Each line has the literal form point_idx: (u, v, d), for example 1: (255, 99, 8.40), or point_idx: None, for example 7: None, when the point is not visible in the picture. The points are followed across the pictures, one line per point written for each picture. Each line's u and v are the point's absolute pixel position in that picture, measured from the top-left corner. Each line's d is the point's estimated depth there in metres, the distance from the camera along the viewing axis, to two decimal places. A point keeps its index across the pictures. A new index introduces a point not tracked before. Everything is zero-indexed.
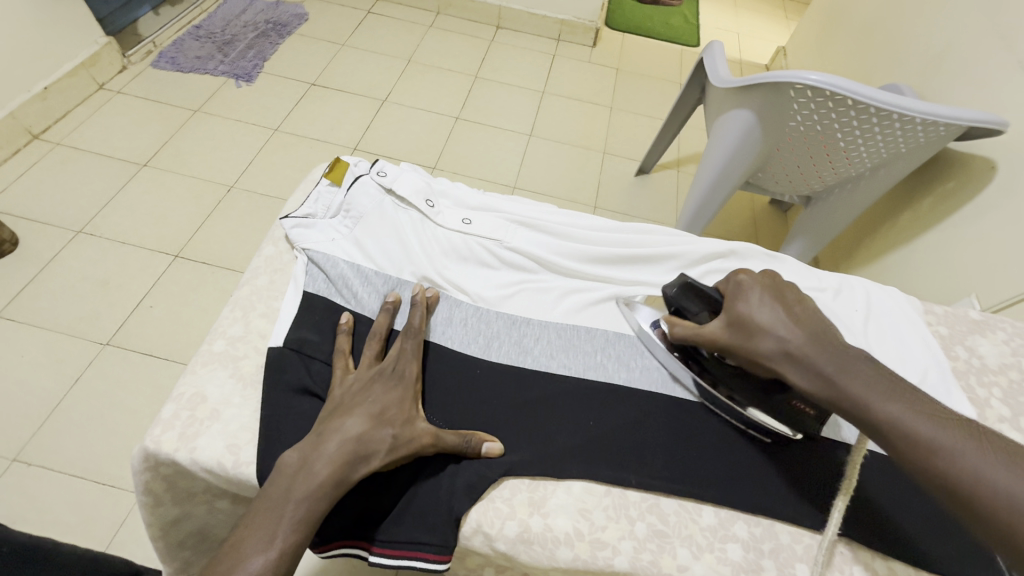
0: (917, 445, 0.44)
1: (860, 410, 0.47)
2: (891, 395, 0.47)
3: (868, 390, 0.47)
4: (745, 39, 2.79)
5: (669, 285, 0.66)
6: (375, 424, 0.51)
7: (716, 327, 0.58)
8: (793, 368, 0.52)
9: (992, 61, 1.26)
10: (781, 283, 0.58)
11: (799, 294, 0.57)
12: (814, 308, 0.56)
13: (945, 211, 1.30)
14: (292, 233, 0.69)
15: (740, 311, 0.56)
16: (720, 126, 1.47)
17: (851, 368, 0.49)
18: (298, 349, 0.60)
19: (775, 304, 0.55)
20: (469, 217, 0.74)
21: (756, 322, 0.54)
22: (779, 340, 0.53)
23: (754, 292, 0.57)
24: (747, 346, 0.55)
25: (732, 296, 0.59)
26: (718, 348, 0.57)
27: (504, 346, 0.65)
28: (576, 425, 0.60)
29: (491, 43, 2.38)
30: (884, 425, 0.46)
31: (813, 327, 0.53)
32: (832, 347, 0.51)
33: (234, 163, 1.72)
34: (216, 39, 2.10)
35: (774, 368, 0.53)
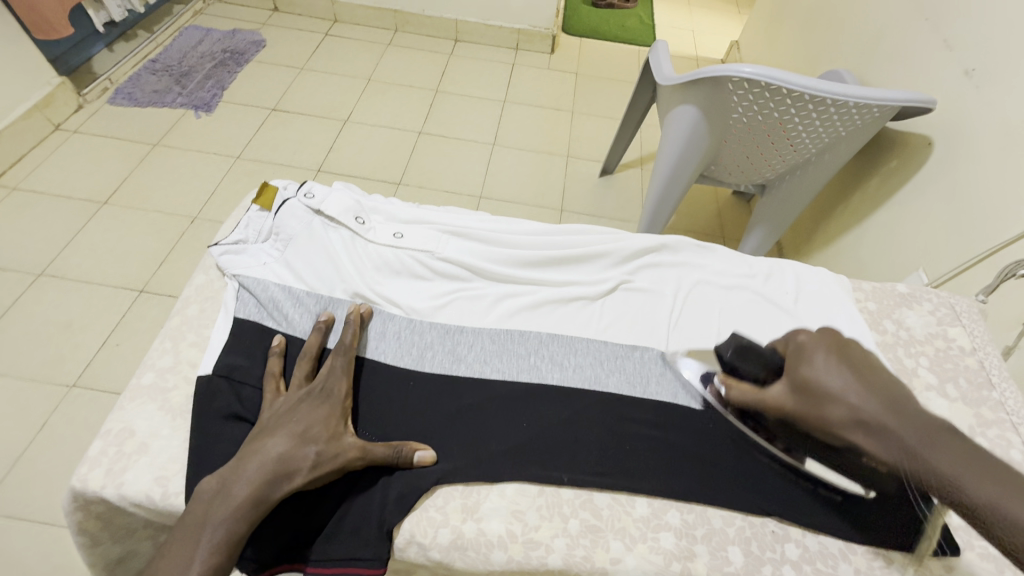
0: (1004, 516, 0.39)
1: (948, 487, 0.42)
2: (980, 472, 0.41)
3: (956, 465, 0.42)
4: (700, 36, 2.85)
5: (724, 346, 0.66)
6: (298, 443, 0.52)
7: (780, 393, 0.56)
8: (868, 438, 0.48)
9: (919, 42, 1.31)
10: (844, 344, 0.57)
11: (867, 358, 0.55)
12: (883, 374, 0.53)
13: (887, 190, 1.34)
14: (221, 260, 0.70)
15: (804, 374, 0.55)
16: (668, 123, 1.49)
17: (930, 438, 0.45)
18: (227, 375, 0.60)
19: (839, 365, 0.53)
20: (401, 232, 0.75)
21: (822, 386, 0.52)
22: (850, 408, 0.50)
23: (818, 355, 0.55)
24: (816, 412, 0.52)
25: (796, 358, 0.57)
26: (779, 411, 0.55)
27: (438, 355, 0.66)
28: (508, 428, 0.61)
29: (451, 56, 2.41)
30: (963, 494, 0.41)
31: (885, 394, 0.50)
32: (910, 417, 0.47)
33: (197, 194, 1.72)
34: (174, 71, 2.10)
35: (848, 439, 0.50)
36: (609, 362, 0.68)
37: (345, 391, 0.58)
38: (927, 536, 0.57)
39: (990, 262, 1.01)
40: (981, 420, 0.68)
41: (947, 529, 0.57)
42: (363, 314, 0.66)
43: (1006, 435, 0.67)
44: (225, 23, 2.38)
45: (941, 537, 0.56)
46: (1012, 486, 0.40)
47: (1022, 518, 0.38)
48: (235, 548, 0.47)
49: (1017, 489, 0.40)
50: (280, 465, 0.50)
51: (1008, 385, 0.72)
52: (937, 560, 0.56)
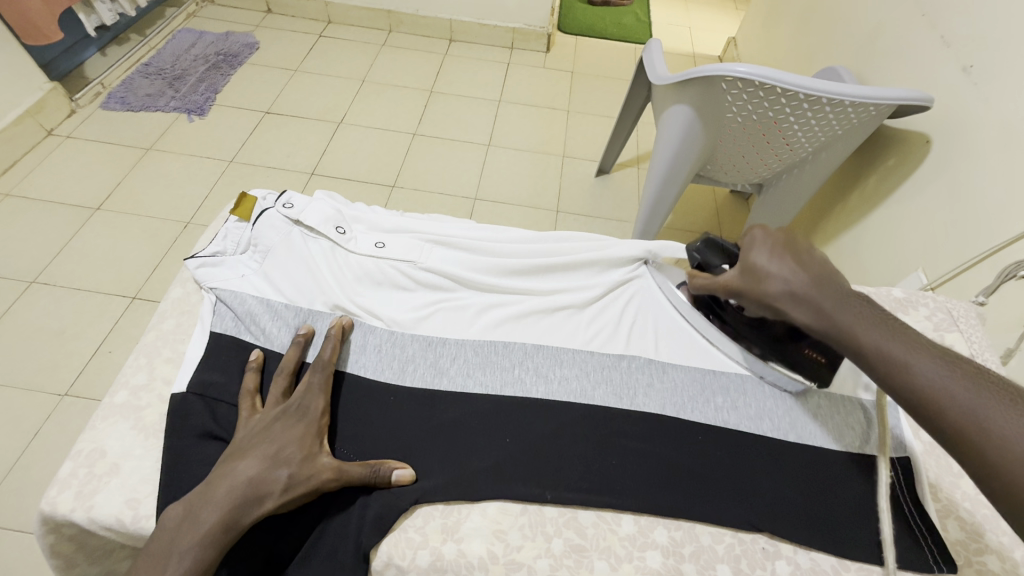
0: (899, 366, 0.46)
1: (849, 342, 0.50)
2: (880, 329, 0.49)
3: (862, 325, 0.49)
4: (697, 33, 2.82)
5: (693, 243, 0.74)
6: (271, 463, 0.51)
7: (733, 276, 0.61)
8: (793, 305, 0.54)
9: (916, 38, 1.29)
10: (788, 232, 0.60)
11: (811, 245, 0.58)
12: (818, 253, 0.57)
13: (886, 189, 1.32)
14: (198, 273, 0.68)
15: (751, 260, 0.58)
16: (662, 123, 1.47)
17: (848, 306, 0.51)
18: (202, 393, 0.59)
19: (783, 252, 0.56)
20: (382, 241, 0.74)
21: (765, 268, 0.56)
22: (786, 282, 0.55)
23: (759, 240, 0.59)
24: (756, 290, 0.57)
25: (745, 246, 0.60)
26: (729, 293, 0.61)
27: (419, 369, 0.64)
28: (491, 444, 0.59)
29: (445, 56, 2.39)
30: (869, 353, 0.48)
31: (815, 268, 0.55)
32: (830, 287, 0.53)
33: (190, 199, 1.70)
34: (166, 75, 2.08)
35: (779, 308, 0.55)
36: (595, 374, 0.66)
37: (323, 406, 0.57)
38: (923, 552, 0.55)
39: (991, 263, 0.98)
40: None
41: (943, 545, 0.56)
42: (343, 326, 0.64)
43: None
44: (218, 25, 2.36)
45: (937, 553, 0.55)
46: (913, 347, 0.47)
47: (912, 371, 0.45)
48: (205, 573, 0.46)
49: (912, 348, 0.47)
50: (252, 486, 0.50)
51: None
52: None
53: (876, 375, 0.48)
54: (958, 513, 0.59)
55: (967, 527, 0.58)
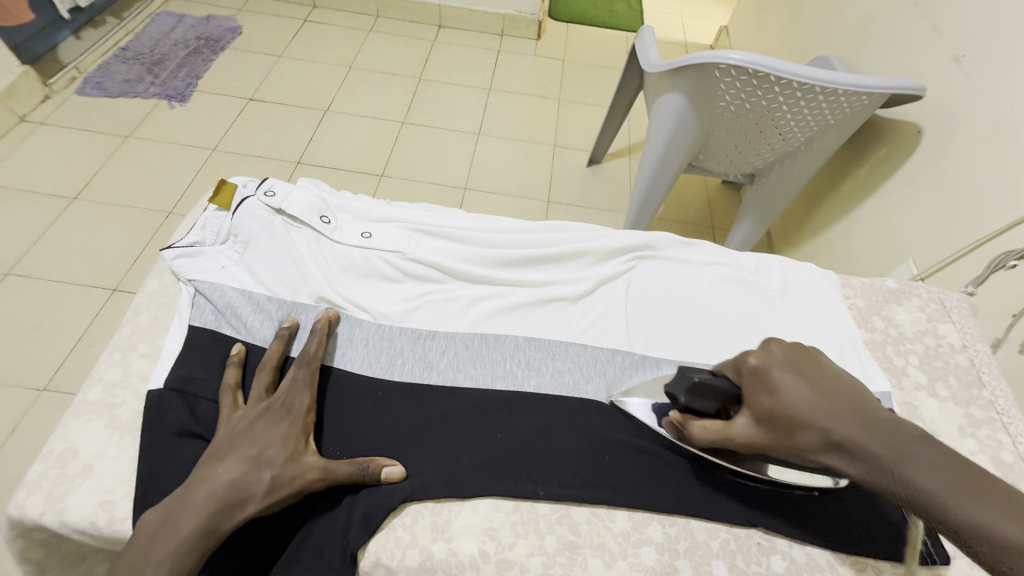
0: (1002, 551, 0.37)
1: (929, 507, 0.41)
2: (961, 486, 0.41)
3: (940, 485, 0.41)
4: (688, 21, 2.79)
5: (671, 386, 0.58)
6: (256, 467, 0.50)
7: (747, 426, 0.52)
8: (849, 462, 0.47)
9: (908, 27, 1.28)
10: (800, 359, 0.53)
11: (827, 369, 0.52)
12: (843, 383, 0.51)
13: (877, 179, 1.31)
14: (176, 264, 0.65)
15: (770, 403, 0.51)
16: (655, 112, 1.45)
17: (906, 458, 0.44)
18: (180, 389, 0.56)
19: (806, 387, 0.50)
20: (369, 231, 0.71)
21: (794, 416, 0.49)
22: (823, 433, 0.48)
23: (776, 376, 0.52)
24: (789, 442, 0.49)
25: (758, 383, 0.53)
26: (756, 447, 0.52)
27: (408, 362, 0.62)
28: (482, 440, 0.57)
29: (434, 43, 2.34)
30: (956, 527, 0.40)
31: (853, 410, 0.48)
32: (880, 432, 0.46)
33: (172, 188, 1.66)
34: (145, 60, 2.01)
35: (829, 464, 0.48)
36: (589, 367, 0.65)
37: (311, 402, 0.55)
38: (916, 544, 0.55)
39: (982, 253, 0.98)
40: (971, 420, 0.67)
41: (936, 537, 0.56)
42: (330, 320, 0.62)
43: (998, 434, 0.65)
44: (198, 9, 2.29)
45: (931, 545, 0.55)
46: (1005, 510, 0.39)
47: (1018, 548, 0.37)
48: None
49: (1004, 512, 0.39)
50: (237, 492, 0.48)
51: (999, 382, 0.70)
52: (927, 570, 0.54)
53: (976, 556, 0.40)
54: None
55: None
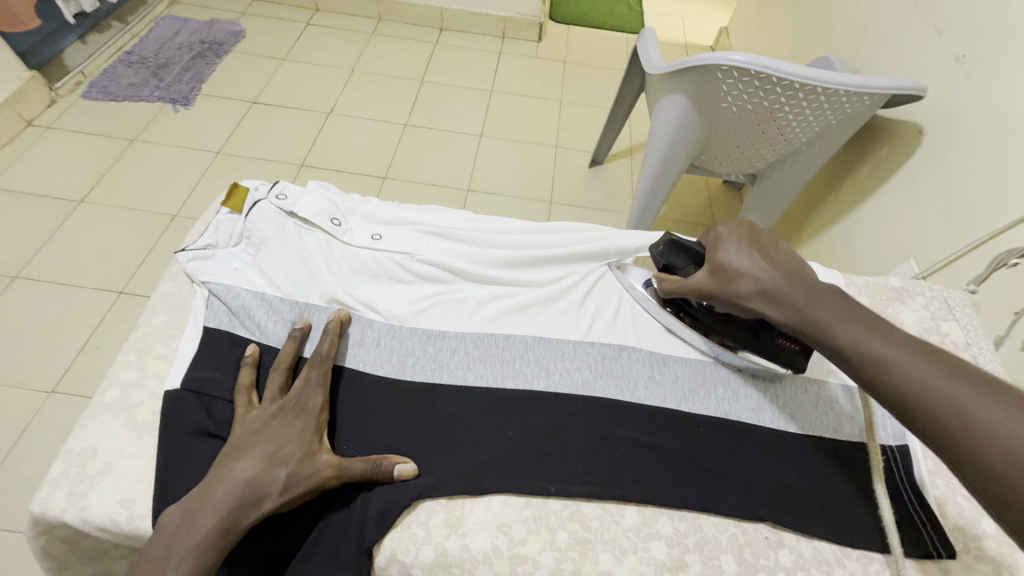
0: (867, 358, 0.45)
1: (821, 335, 0.49)
2: (854, 321, 0.48)
3: (834, 317, 0.49)
4: (689, 22, 2.80)
5: (656, 246, 0.71)
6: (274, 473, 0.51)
7: (702, 278, 0.62)
8: (766, 303, 0.54)
9: (909, 28, 1.29)
10: (758, 230, 0.60)
11: (779, 242, 0.59)
12: (790, 252, 0.57)
13: (879, 179, 1.32)
14: (190, 267, 0.66)
15: (721, 259, 0.59)
16: (658, 113, 1.46)
17: (816, 298, 0.51)
18: (197, 390, 0.57)
19: (750, 249, 0.57)
20: (379, 233, 0.72)
21: (734, 266, 0.57)
22: (755, 279, 0.55)
23: (732, 242, 0.59)
24: (728, 290, 0.57)
25: (715, 245, 0.61)
26: (703, 295, 0.61)
27: (419, 362, 0.63)
28: (493, 438, 0.58)
29: (436, 46, 2.35)
30: (839, 346, 0.47)
31: (787, 266, 0.55)
32: (801, 281, 0.52)
33: (178, 191, 1.67)
34: (150, 64, 2.02)
35: (751, 306, 0.56)
36: (596, 366, 0.66)
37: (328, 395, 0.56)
38: (921, 538, 0.55)
39: (983, 251, 0.99)
40: None
41: (941, 533, 0.56)
42: (342, 321, 0.63)
43: None
44: (202, 13, 2.30)
45: (937, 540, 0.55)
46: (887, 337, 0.45)
47: (878, 358, 0.44)
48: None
49: (883, 338, 0.45)
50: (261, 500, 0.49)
51: (1002, 378, 0.71)
52: (933, 565, 0.55)
53: (851, 371, 0.47)
54: (956, 500, 0.59)
55: (965, 513, 0.58)
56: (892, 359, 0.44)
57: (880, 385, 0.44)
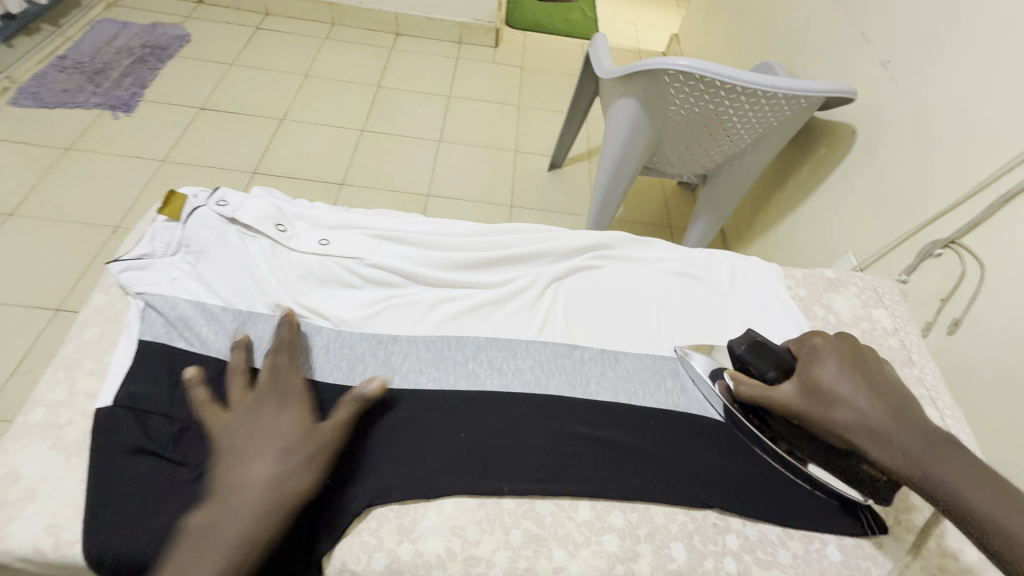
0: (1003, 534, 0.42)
1: (937, 491, 0.46)
2: (979, 484, 0.45)
3: (956, 477, 0.46)
4: (640, 29, 2.89)
5: (735, 340, 0.64)
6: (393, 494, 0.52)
7: (789, 391, 0.57)
8: (873, 444, 0.51)
9: (841, 34, 1.37)
10: (859, 354, 0.58)
11: (878, 366, 0.57)
12: (891, 382, 0.55)
13: (818, 177, 1.39)
14: (123, 278, 0.63)
15: (815, 375, 0.56)
16: (611, 116, 1.49)
17: (934, 450, 0.48)
18: (132, 406, 0.54)
19: (853, 384, 0.54)
20: (327, 238, 0.71)
21: (833, 390, 0.54)
22: (859, 414, 0.52)
23: (830, 359, 0.57)
24: (822, 413, 0.54)
25: (807, 360, 0.59)
26: (788, 411, 0.57)
27: (370, 368, 0.62)
28: (447, 441, 0.58)
29: (392, 51, 2.33)
30: (964, 509, 0.44)
31: (893, 404, 0.52)
32: (914, 426, 0.50)
33: (120, 201, 1.59)
34: (86, 69, 1.93)
35: (852, 440, 0.53)
36: (549, 364, 0.66)
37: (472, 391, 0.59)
38: (856, 516, 0.59)
39: (912, 244, 1.06)
40: None
41: (874, 509, 0.60)
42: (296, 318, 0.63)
43: (927, 409, 0.70)
44: (143, 16, 2.21)
45: (868, 518, 0.59)
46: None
47: (1017, 535, 0.41)
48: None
49: (1020, 513, 0.43)
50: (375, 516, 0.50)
51: (926, 361, 0.76)
52: (867, 540, 0.58)
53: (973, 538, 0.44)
54: None
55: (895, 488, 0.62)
56: None
57: (1009, 560, 0.41)
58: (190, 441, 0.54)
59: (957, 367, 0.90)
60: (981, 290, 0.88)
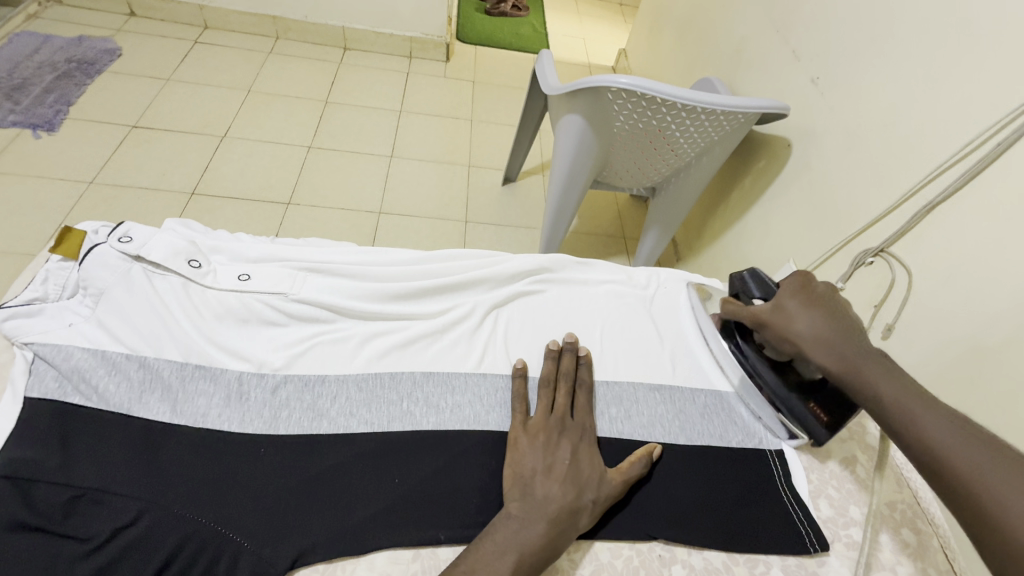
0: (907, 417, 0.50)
1: (859, 384, 0.54)
2: (894, 382, 0.53)
3: (876, 375, 0.54)
4: (591, 44, 2.94)
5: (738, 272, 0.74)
6: (508, 509, 0.52)
7: (763, 309, 0.66)
8: (816, 349, 0.59)
9: (773, 52, 1.42)
10: (830, 290, 0.65)
11: (842, 300, 0.64)
12: (847, 313, 0.62)
13: (759, 189, 1.44)
14: (7, 327, 0.57)
15: (782, 296, 0.65)
16: (558, 133, 1.50)
17: (867, 357, 0.56)
18: (11, 474, 0.48)
19: (807, 306, 0.62)
20: (248, 273, 0.66)
21: (793, 310, 0.62)
22: (808, 326, 0.60)
23: (794, 288, 0.65)
24: (783, 326, 0.62)
25: (781, 290, 0.66)
26: (757, 324, 0.66)
27: (295, 414, 0.58)
28: (376, 488, 0.54)
29: (340, 65, 2.27)
30: (878, 400, 0.53)
31: (842, 325, 0.60)
32: (852, 338, 0.58)
33: (40, 228, 1.48)
34: (2, 84, 1.79)
35: (799, 346, 0.61)
36: (488, 398, 0.63)
37: (546, 406, 0.61)
38: (800, 536, 0.58)
39: (846, 252, 1.09)
40: None
41: (818, 528, 0.60)
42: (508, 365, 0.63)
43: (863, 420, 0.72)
44: (68, 29, 2.08)
45: (813, 537, 0.58)
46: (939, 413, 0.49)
47: (922, 421, 0.48)
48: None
49: (924, 405, 0.50)
50: (490, 528, 0.50)
51: None
52: (811, 559, 0.58)
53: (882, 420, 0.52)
54: (828, 492, 0.64)
55: (834, 504, 0.63)
56: (935, 425, 0.48)
57: (906, 436, 0.49)
58: (86, 510, 0.48)
59: None
60: (909, 296, 0.91)
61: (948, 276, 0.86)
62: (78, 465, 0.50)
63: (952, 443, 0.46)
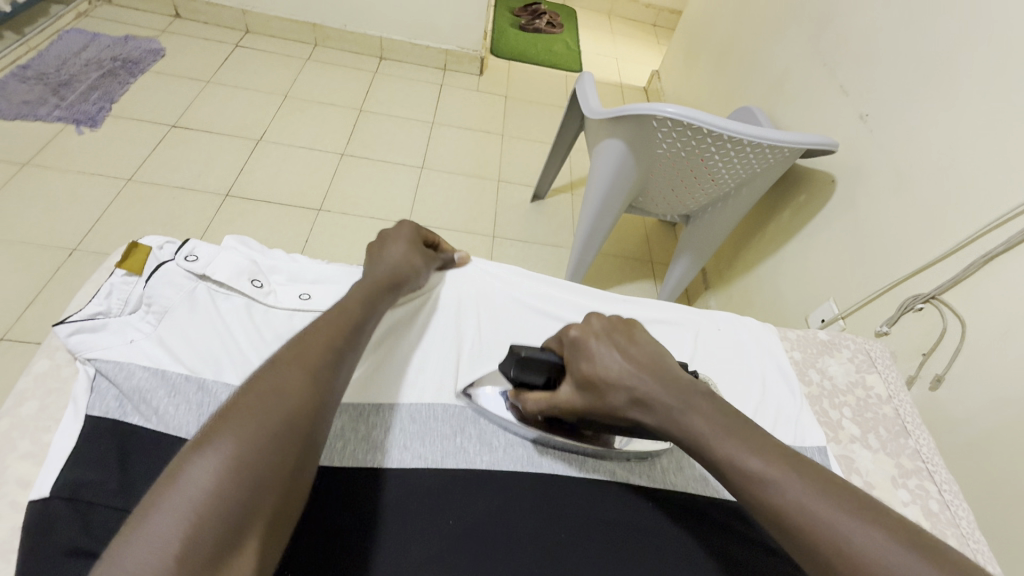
0: (749, 477, 0.43)
1: (699, 446, 0.47)
2: (724, 429, 0.47)
3: (707, 424, 0.47)
4: (622, 64, 2.94)
5: (505, 364, 0.61)
6: (354, 302, 0.56)
7: (568, 392, 0.56)
8: (640, 411, 0.51)
9: (820, 85, 1.40)
10: (613, 327, 0.57)
11: (636, 330, 0.57)
12: (647, 341, 0.56)
13: (798, 224, 1.41)
14: (72, 342, 0.57)
15: (584, 369, 0.54)
16: (597, 156, 1.49)
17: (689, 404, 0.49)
18: (71, 496, 0.47)
19: (615, 352, 0.54)
20: (307, 293, 0.67)
21: (599, 381, 0.53)
22: (625, 391, 0.52)
23: (592, 347, 0.55)
24: (599, 403, 0.53)
25: (571, 359, 0.57)
26: (572, 410, 0.56)
27: (350, 445, 0.58)
28: (430, 530, 0.52)
29: (375, 74, 2.30)
30: (734, 472, 0.44)
31: (652, 366, 0.53)
32: (670, 383, 0.51)
33: (78, 222, 1.51)
34: (50, 80, 1.83)
35: (626, 417, 0.52)
36: (542, 439, 0.63)
37: (413, 255, 0.70)
38: None
39: (890, 296, 1.04)
40: (902, 470, 0.69)
41: None
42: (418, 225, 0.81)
43: (925, 485, 0.68)
44: (115, 28, 2.13)
45: None
46: (753, 445, 0.45)
47: (758, 475, 0.43)
48: (270, 494, 0.36)
49: (753, 447, 0.45)
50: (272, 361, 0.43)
51: (922, 430, 0.74)
52: None
53: (715, 472, 0.46)
54: None
55: None
56: (772, 479, 0.42)
57: (759, 505, 0.43)
58: None
59: (941, 425, 0.88)
60: (963, 348, 0.86)
61: (1007, 332, 0.81)
62: (136, 490, 0.49)
63: (808, 504, 0.41)
